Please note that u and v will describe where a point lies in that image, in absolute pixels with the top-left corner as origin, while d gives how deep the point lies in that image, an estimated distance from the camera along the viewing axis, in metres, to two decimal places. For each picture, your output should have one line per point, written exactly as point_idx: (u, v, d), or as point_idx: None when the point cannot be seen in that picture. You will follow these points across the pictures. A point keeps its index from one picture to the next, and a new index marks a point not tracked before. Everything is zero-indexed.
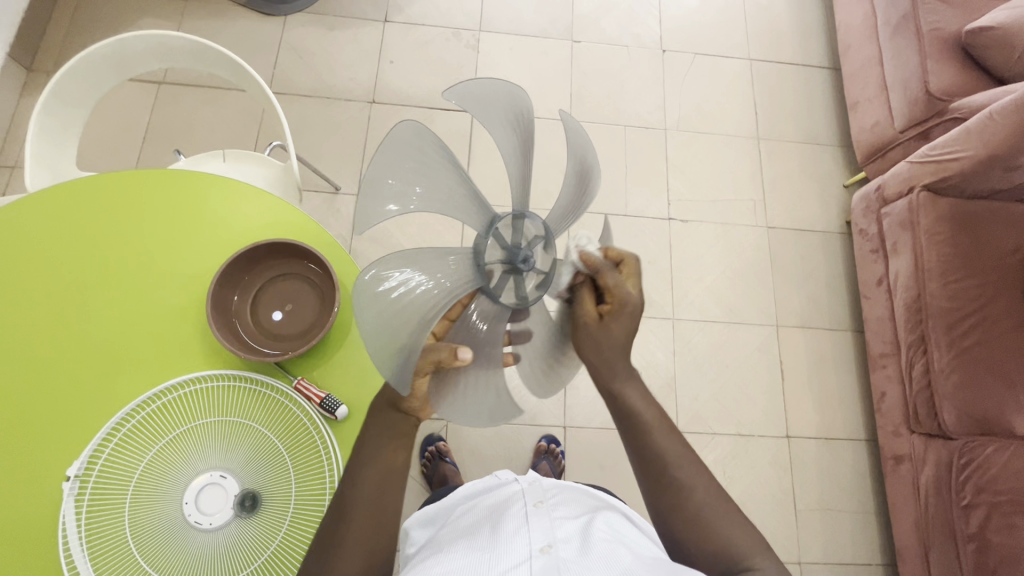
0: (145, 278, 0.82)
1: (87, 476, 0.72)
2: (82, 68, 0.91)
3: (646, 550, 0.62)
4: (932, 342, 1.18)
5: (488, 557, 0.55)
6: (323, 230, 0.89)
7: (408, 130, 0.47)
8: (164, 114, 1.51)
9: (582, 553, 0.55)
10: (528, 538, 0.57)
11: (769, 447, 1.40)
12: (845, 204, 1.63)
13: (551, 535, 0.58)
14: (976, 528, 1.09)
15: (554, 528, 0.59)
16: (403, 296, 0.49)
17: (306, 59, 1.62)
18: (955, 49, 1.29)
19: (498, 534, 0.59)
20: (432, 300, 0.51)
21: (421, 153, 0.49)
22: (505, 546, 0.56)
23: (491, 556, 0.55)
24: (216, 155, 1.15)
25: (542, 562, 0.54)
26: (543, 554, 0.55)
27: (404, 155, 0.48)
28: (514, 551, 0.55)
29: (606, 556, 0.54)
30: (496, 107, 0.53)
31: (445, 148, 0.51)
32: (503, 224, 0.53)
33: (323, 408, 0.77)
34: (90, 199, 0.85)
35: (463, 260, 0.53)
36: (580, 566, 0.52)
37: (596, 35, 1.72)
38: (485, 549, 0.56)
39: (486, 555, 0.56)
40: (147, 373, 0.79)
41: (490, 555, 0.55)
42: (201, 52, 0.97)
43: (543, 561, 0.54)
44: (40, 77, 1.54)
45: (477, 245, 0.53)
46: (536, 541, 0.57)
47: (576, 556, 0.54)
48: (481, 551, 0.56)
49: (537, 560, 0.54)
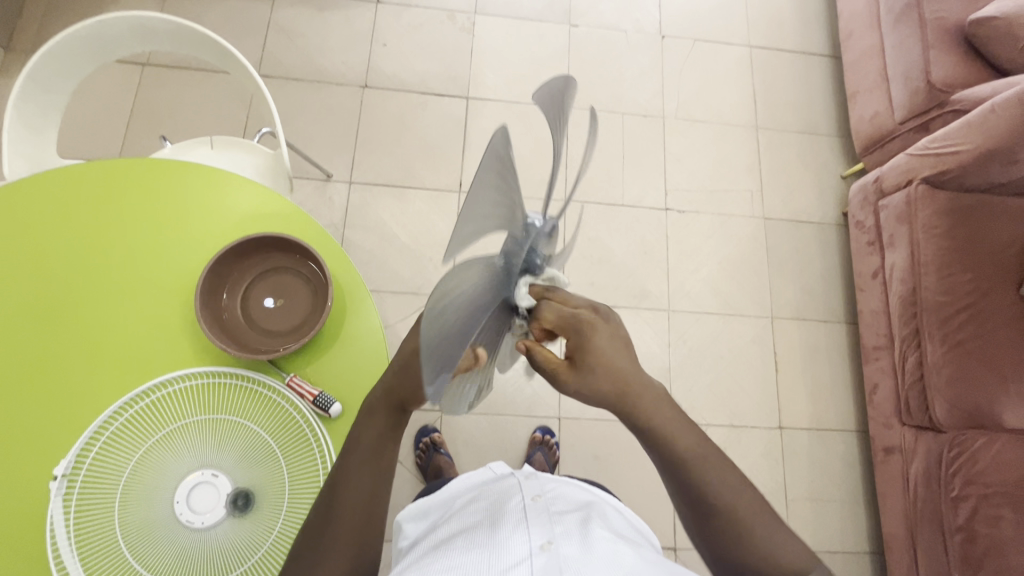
0: (132, 271, 0.80)
1: (75, 475, 0.71)
2: (61, 50, 0.87)
3: (642, 545, 0.62)
4: (926, 334, 1.19)
5: (488, 553, 0.54)
6: (314, 221, 0.87)
7: (501, 135, 0.36)
8: (149, 97, 1.47)
9: (583, 549, 0.54)
10: (527, 536, 0.56)
11: (761, 439, 1.41)
12: (842, 194, 1.62)
13: (550, 532, 0.57)
14: (964, 520, 1.10)
15: (553, 524, 0.59)
16: (447, 310, 0.37)
17: (296, 41, 1.57)
18: (958, 41, 1.28)
19: (496, 529, 0.58)
20: (469, 318, 0.40)
21: (503, 158, 0.39)
22: (503, 543, 0.55)
23: (490, 553, 0.54)
24: (204, 142, 1.12)
25: (543, 560, 0.53)
26: (544, 551, 0.54)
27: (492, 161, 0.37)
28: (513, 548, 0.54)
29: (607, 554, 0.54)
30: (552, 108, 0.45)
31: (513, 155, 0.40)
32: (538, 228, 0.46)
33: (316, 406, 0.77)
34: (75, 188, 0.82)
35: (497, 269, 0.44)
36: (581, 564, 0.52)
37: (594, 19, 1.69)
38: (484, 548, 0.55)
39: (484, 553, 0.54)
40: (135, 370, 0.77)
41: (489, 554, 0.54)
42: (185, 34, 0.93)
43: (544, 558, 0.53)
44: (18, 56, 1.48)
45: (508, 254, 0.44)
46: (536, 539, 0.56)
47: (577, 553, 0.53)
48: (480, 549, 0.55)
49: (538, 557, 0.53)
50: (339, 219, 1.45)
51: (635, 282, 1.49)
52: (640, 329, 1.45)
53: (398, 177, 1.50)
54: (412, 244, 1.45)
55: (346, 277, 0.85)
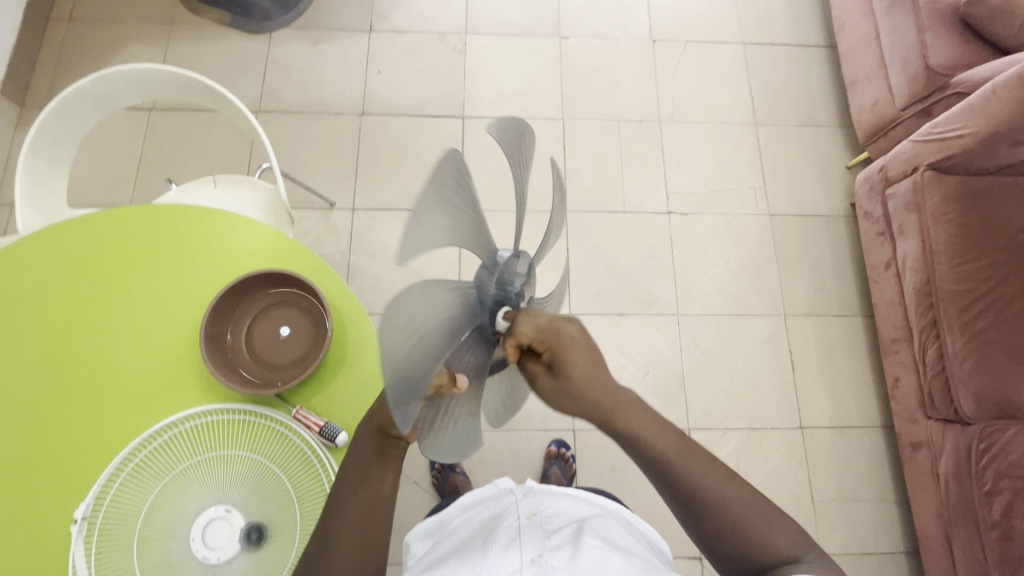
0: (140, 315, 0.83)
1: (94, 517, 0.72)
2: (64, 108, 0.91)
3: (639, 554, 0.61)
4: (944, 325, 1.15)
5: (479, 569, 0.54)
6: (314, 255, 0.89)
7: (449, 160, 0.39)
8: (156, 141, 1.51)
9: (574, 558, 0.54)
10: (519, 551, 0.56)
11: (782, 440, 1.38)
12: (848, 185, 1.59)
13: (542, 546, 0.57)
14: (999, 516, 1.05)
15: (546, 538, 0.58)
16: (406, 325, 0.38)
17: (293, 76, 1.61)
18: (954, 22, 1.25)
19: (489, 546, 0.58)
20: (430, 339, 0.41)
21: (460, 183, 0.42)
22: (496, 559, 0.55)
23: (484, 568, 0.54)
24: (207, 182, 1.15)
25: (534, 570, 0.52)
26: (535, 563, 0.53)
27: (447, 184, 0.40)
28: (505, 563, 0.54)
29: (598, 562, 0.53)
30: (441, 194, 0.39)
31: (464, 180, 0.42)
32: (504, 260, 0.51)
33: (323, 436, 0.78)
34: (83, 237, 0.86)
35: (471, 298, 0.46)
36: (570, 571, 0.51)
37: (584, 30, 1.69)
38: (476, 565, 0.55)
39: (478, 569, 0.54)
40: (148, 412, 0.79)
41: (481, 570, 0.54)
42: (184, 82, 0.96)
43: (534, 570, 0.52)
44: (33, 111, 1.54)
45: (481, 281, 0.48)
46: (527, 552, 0.55)
47: (567, 562, 0.53)
48: (474, 564, 0.55)
49: (528, 570, 0.53)
50: (344, 246, 1.47)
51: (642, 288, 1.48)
52: (650, 335, 1.44)
53: (399, 200, 1.52)
54: (415, 265, 1.46)
55: (347, 306, 0.86)
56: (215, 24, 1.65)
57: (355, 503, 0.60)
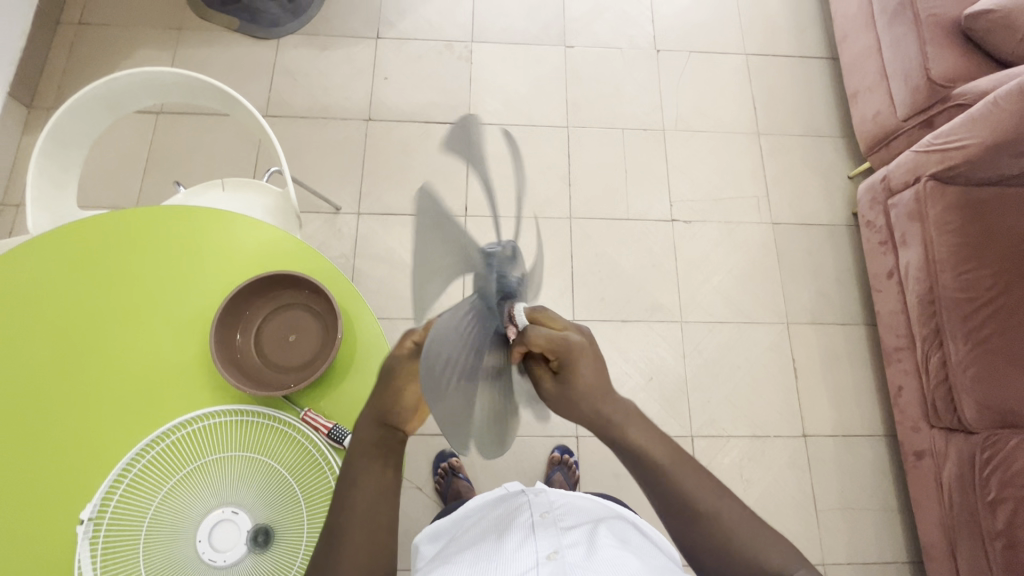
0: (150, 316, 0.83)
1: (101, 517, 0.72)
2: (76, 109, 0.91)
3: (652, 555, 0.61)
4: (947, 334, 1.16)
5: (495, 566, 0.54)
6: (323, 256, 0.89)
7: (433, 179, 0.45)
8: (163, 144, 1.52)
9: (590, 557, 0.54)
10: (534, 547, 0.56)
11: (785, 448, 1.38)
12: (849, 195, 1.60)
13: (557, 542, 0.57)
14: (1004, 525, 1.05)
15: (561, 535, 0.58)
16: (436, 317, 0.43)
17: (300, 81, 1.63)
18: (956, 35, 1.27)
19: (504, 543, 0.58)
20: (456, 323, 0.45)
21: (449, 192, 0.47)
22: (511, 555, 0.55)
23: (499, 565, 0.54)
24: (215, 185, 1.15)
25: (549, 568, 0.53)
26: (550, 560, 0.53)
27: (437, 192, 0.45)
28: (520, 560, 0.54)
29: (615, 562, 0.53)
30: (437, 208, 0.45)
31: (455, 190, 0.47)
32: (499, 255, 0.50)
33: (331, 438, 0.78)
34: (92, 238, 0.86)
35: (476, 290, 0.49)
36: (586, 571, 0.52)
37: (589, 39, 1.71)
38: (491, 561, 0.55)
39: (493, 566, 0.54)
40: (157, 413, 0.79)
41: (496, 567, 0.54)
42: (195, 84, 0.97)
43: (550, 568, 0.53)
44: (40, 114, 1.55)
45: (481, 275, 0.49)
46: (543, 549, 0.55)
47: (583, 561, 0.53)
48: (489, 561, 0.55)
49: (544, 567, 0.53)
50: (349, 250, 1.48)
51: (645, 295, 1.49)
52: (653, 341, 1.44)
53: (404, 205, 1.52)
54: None
55: (356, 309, 0.86)
56: (224, 30, 1.66)
57: (366, 503, 0.60)
